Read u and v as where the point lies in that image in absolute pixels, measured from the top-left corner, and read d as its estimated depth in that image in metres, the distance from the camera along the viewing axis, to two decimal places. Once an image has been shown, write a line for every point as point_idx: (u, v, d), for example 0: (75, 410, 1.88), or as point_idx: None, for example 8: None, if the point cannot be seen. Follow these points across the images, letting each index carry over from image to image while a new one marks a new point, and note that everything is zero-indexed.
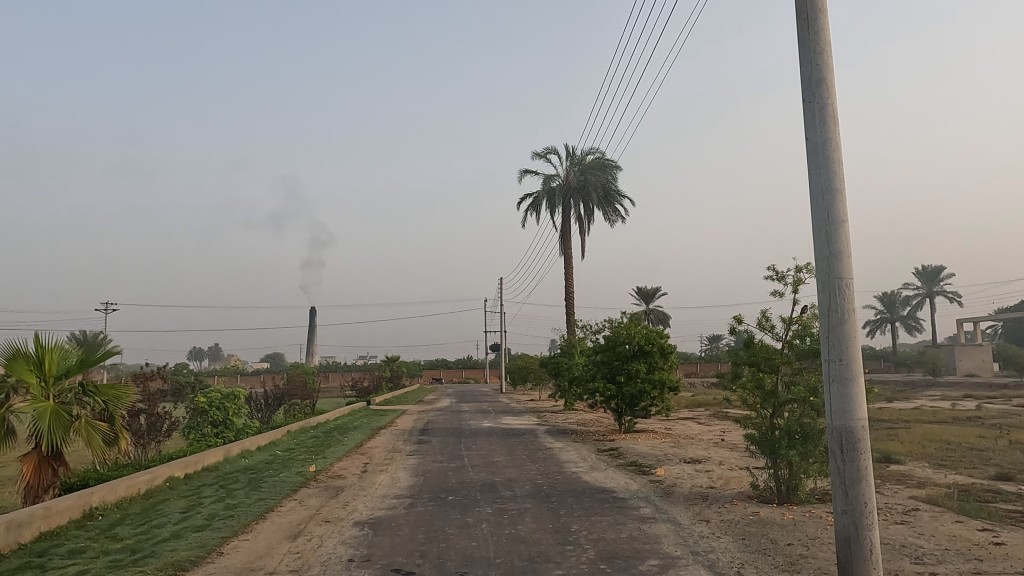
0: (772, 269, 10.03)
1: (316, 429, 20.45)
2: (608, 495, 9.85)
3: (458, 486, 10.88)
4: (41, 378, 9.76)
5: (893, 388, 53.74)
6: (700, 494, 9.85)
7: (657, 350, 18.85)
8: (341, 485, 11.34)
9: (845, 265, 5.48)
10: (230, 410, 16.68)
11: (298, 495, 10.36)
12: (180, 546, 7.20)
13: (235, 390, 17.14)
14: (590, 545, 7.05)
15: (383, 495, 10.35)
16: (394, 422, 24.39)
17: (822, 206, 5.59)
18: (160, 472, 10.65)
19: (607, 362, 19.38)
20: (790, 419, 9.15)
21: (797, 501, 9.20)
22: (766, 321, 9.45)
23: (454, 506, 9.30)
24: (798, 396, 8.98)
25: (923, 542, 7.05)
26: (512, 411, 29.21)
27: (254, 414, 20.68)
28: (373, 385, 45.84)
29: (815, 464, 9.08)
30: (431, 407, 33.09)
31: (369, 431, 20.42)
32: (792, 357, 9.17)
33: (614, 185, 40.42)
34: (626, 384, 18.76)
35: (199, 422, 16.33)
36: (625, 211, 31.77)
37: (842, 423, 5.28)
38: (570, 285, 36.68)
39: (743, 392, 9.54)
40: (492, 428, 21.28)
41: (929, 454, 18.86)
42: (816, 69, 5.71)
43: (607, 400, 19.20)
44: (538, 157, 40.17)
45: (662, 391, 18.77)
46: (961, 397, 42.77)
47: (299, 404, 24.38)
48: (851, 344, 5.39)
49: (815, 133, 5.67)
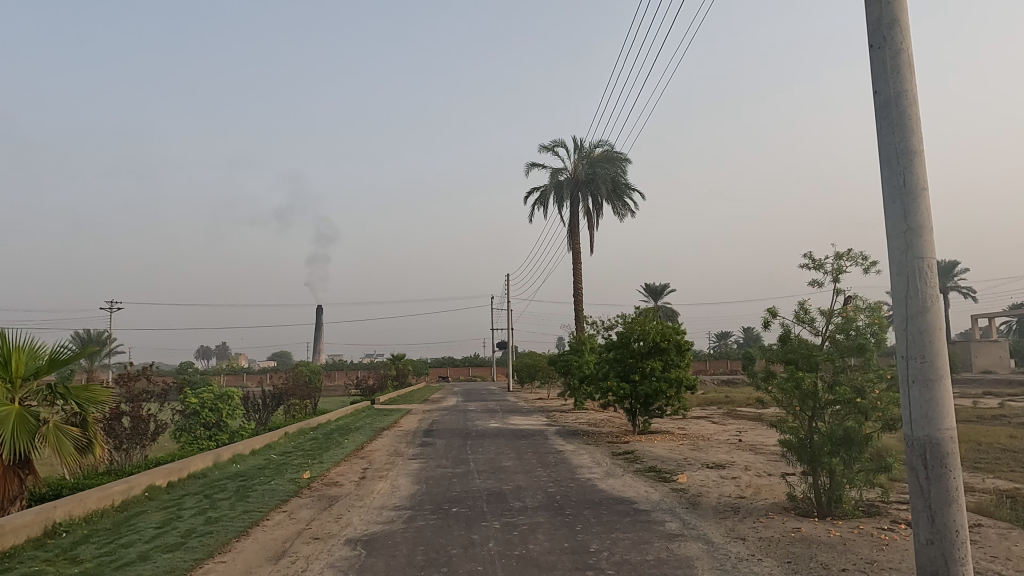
0: (809, 257, 9.10)
1: (316, 430, 19.60)
2: (628, 507, 8.93)
3: (463, 495, 9.96)
4: (6, 379, 8.90)
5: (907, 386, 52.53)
6: (730, 506, 8.93)
7: (673, 347, 17.85)
8: (336, 495, 10.44)
9: (926, 242, 4.53)
10: (223, 411, 15.82)
11: (288, 507, 9.47)
12: (144, 571, 6.32)
13: (229, 390, 16.28)
14: (614, 571, 6.13)
15: (381, 507, 9.44)
16: (398, 422, 23.52)
17: (896, 172, 4.64)
18: (139, 481, 9.78)
19: (620, 360, 18.41)
20: (832, 423, 8.20)
21: (839, 514, 8.26)
22: (804, 314, 8.52)
23: (458, 520, 8.38)
24: (842, 397, 8.02)
25: (1000, 568, 6.08)
26: (521, 411, 28.31)
27: (251, 415, 19.85)
28: (377, 383, 44.99)
29: (860, 472, 8.14)
30: (436, 407, 32.17)
31: (371, 432, 19.55)
32: (834, 353, 8.22)
33: (623, 178, 39.34)
34: (640, 383, 17.79)
35: (191, 424, 15.48)
36: (636, 204, 30.69)
37: (926, 434, 4.35)
38: (579, 281, 35.73)
39: (778, 394, 8.60)
40: (499, 429, 20.33)
41: (962, 457, 17.83)
42: (887, 8, 4.78)
43: (621, 400, 18.24)
44: (545, 150, 39.12)
45: (678, 390, 17.82)
46: (981, 395, 41.59)
47: (299, 405, 23.54)
48: (936, 338, 4.44)
49: (886, 85, 4.74)
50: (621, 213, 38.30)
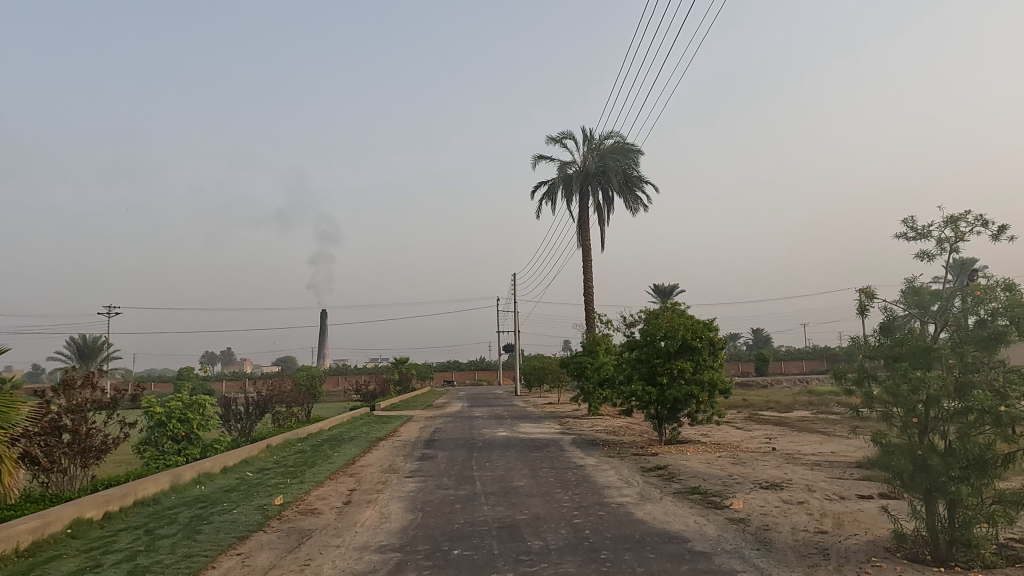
0: (907, 225, 7.12)
1: (304, 442, 17.58)
2: (682, 549, 6.86)
3: (467, 530, 7.93)
4: None
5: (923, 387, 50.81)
6: (815, 547, 6.89)
7: (705, 345, 15.76)
8: (310, 528, 8.38)
9: None
10: (194, 422, 13.89)
11: (245, 548, 7.44)
12: None
13: (202, 398, 14.35)
14: None
15: (363, 547, 7.40)
16: (397, 431, 21.45)
17: None
18: (60, 514, 7.78)
19: (645, 361, 16.31)
20: (960, 440, 6.13)
21: (965, 561, 6.25)
22: (917, 297, 6.50)
23: (460, 569, 6.34)
24: (979, 405, 5.92)
25: None
26: (530, 416, 26.28)
27: (233, 424, 17.87)
28: (379, 388, 43.17)
29: (996, 506, 6.11)
30: (438, 413, 29.92)
31: (365, 443, 17.53)
32: (961, 346, 6.16)
33: (635, 171, 37.37)
34: (668, 387, 15.71)
35: (156, 437, 13.57)
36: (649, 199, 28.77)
37: None
38: (590, 279, 33.75)
39: (883, 400, 6.51)
40: (509, 438, 18.30)
41: None
42: None
43: (646, 406, 16.15)
44: (553, 142, 37.20)
45: (710, 395, 15.75)
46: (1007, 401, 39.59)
47: (288, 412, 21.54)
48: None
49: None
50: (633, 207, 36.36)
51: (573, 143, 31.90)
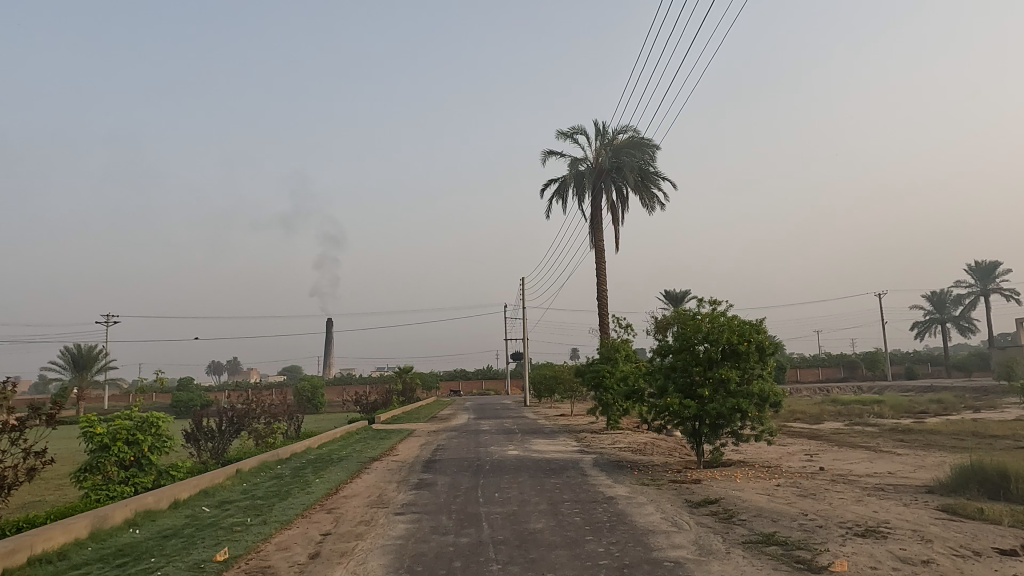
0: None
1: (285, 465, 15.20)
2: None
3: None
4: None
5: (948, 392, 48.43)
6: None
7: (753, 350, 13.31)
8: None
9: None
10: (145, 445, 11.65)
11: None
12: None
13: (155, 415, 12.10)
14: None
15: None
16: (394, 449, 19.05)
17: None
18: None
19: (682, 369, 13.94)
20: None
21: None
22: None
23: None
24: None
25: None
26: (542, 431, 23.89)
27: (203, 444, 15.46)
28: (381, 399, 40.85)
29: None
30: (442, 427, 27.47)
31: (355, 466, 15.11)
32: None
33: (651, 167, 35.02)
34: (710, 400, 13.33)
35: (99, 463, 11.26)
36: (664, 198, 29.21)
37: None
38: (603, 281, 31.48)
39: None
40: (520, 459, 15.89)
41: None
42: None
43: (683, 422, 13.77)
44: (563, 136, 35.05)
45: (760, 409, 13.32)
46: None
47: (272, 427, 19.11)
48: None
49: None
50: (650, 205, 33.98)
51: (585, 137, 29.81)
